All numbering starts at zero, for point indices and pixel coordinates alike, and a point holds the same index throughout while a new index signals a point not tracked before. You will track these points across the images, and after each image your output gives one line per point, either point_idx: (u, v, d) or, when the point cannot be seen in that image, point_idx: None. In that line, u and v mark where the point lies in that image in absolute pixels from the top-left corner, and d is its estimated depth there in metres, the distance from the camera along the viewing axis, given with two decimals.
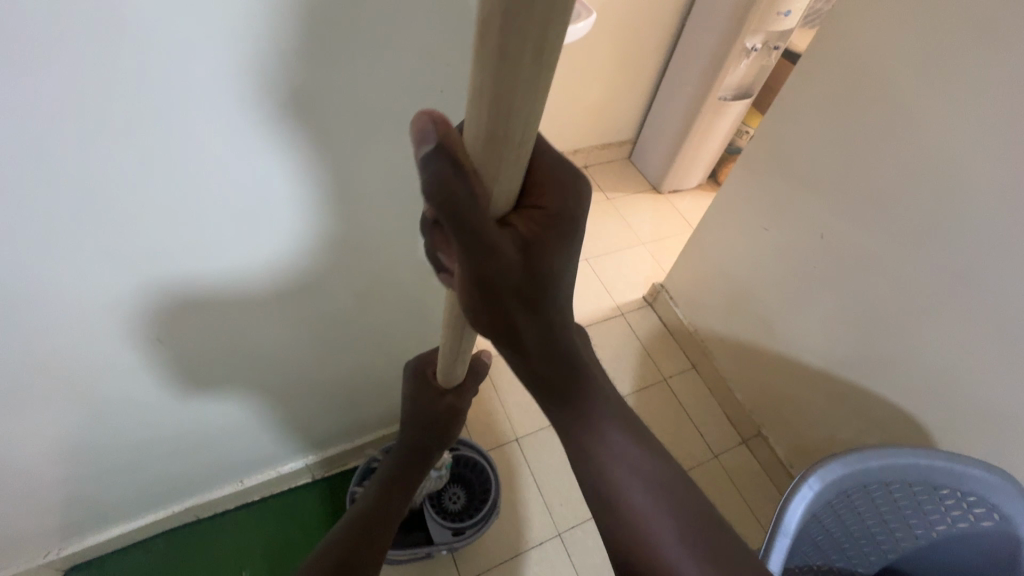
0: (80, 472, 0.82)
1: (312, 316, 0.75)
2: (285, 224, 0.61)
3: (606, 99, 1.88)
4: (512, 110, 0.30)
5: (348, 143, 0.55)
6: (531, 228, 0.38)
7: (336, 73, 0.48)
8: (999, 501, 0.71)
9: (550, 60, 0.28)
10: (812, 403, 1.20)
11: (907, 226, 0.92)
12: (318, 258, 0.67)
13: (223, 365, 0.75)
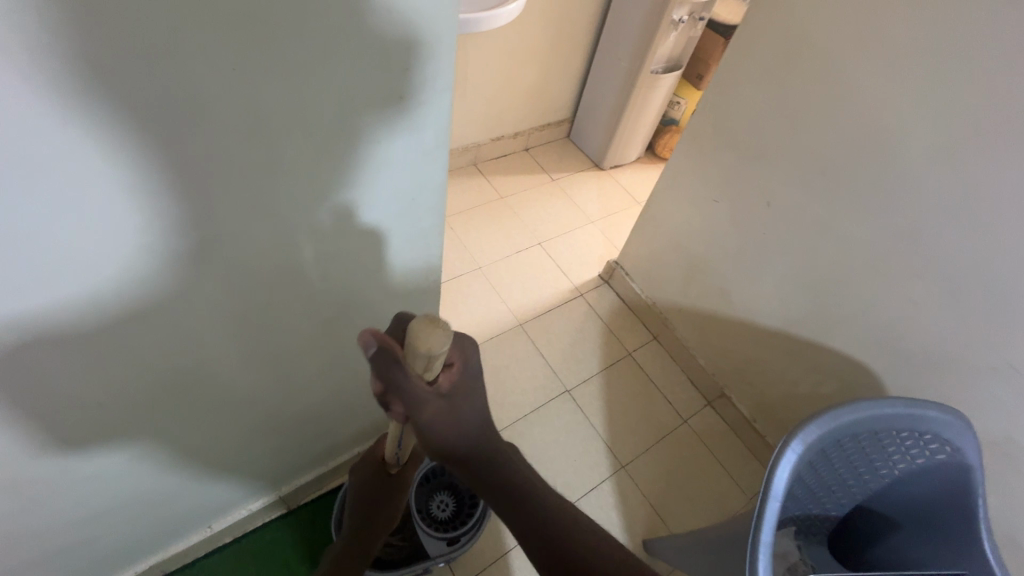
0: (15, 558, 0.72)
1: (262, 346, 0.70)
2: (145, 254, 0.48)
3: (541, 80, 1.85)
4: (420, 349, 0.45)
5: (284, 168, 0.49)
6: (449, 382, 0.52)
7: (250, 88, 0.42)
8: (952, 435, 0.78)
9: (439, 339, 0.45)
10: (769, 362, 1.27)
11: (846, 189, 0.97)
12: (235, 288, 0.58)
13: (171, 414, 0.69)
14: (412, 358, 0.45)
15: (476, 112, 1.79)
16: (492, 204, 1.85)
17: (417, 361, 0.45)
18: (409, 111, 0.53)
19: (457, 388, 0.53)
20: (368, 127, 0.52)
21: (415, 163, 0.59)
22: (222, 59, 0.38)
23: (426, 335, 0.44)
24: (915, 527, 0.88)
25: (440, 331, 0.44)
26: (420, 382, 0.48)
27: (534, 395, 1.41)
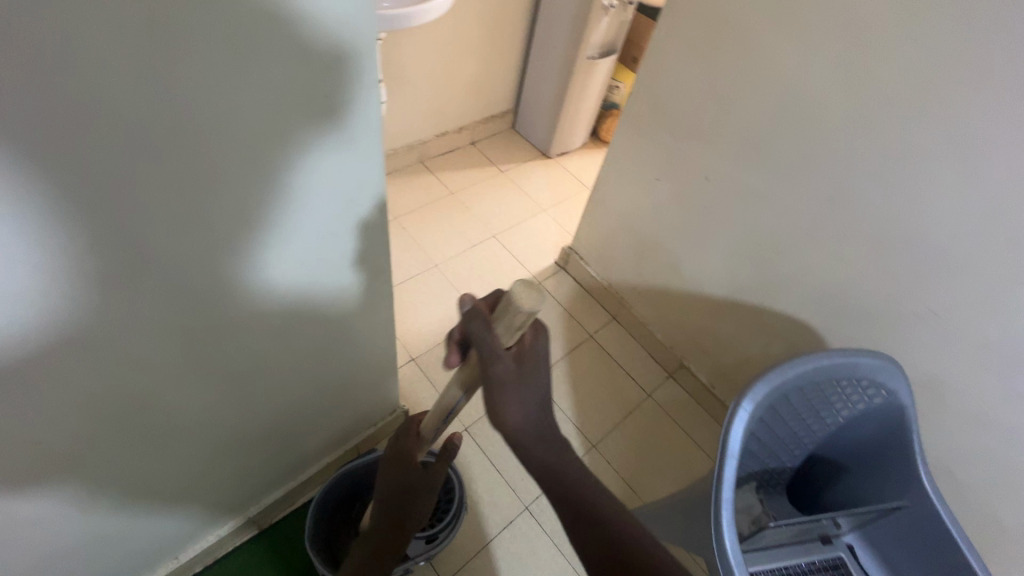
0: None
1: (209, 366, 0.67)
2: (65, 287, 0.46)
3: (480, 72, 1.84)
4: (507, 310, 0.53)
5: (207, 184, 0.48)
6: (524, 354, 0.58)
7: (154, 107, 0.40)
8: (886, 379, 0.84)
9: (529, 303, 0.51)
10: (721, 330, 1.32)
11: (775, 159, 1.02)
12: (171, 311, 0.56)
13: (116, 445, 0.66)
14: (501, 315, 0.53)
15: (418, 109, 1.77)
16: (442, 200, 1.83)
17: (508, 315, 0.53)
18: (336, 111, 0.52)
19: (530, 362, 0.59)
20: (294, 130, 0.50)
21: (350, 164, 0.58)
22: (117, 80, 0.37)
23: (523, 293, 0.52)
24: (862, 467, 0.95)
25: (535, 293, 0.52)
26: (501, 339, 0.55)
27: None
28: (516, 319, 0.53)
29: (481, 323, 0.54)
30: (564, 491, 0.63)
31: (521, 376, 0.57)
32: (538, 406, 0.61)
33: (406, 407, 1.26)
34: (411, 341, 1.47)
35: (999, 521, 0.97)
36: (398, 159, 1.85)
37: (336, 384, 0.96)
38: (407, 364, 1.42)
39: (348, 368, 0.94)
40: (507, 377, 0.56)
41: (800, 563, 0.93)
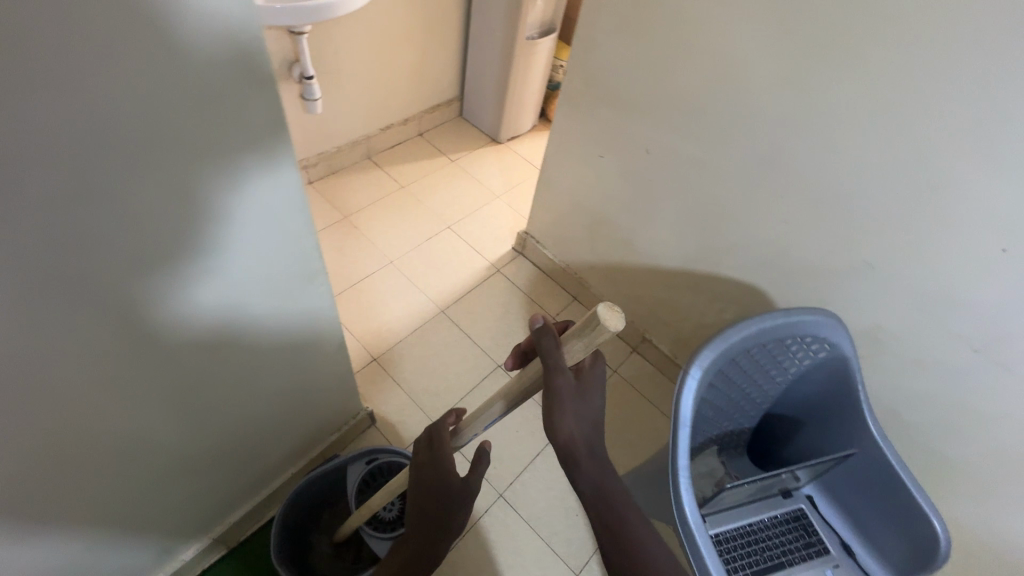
0: None
1: (139, 392, 0.64)
2: None
3: (419, 60, 1.80)
4: (583, 332, 0.55)
5: (87, 209, 0.43)
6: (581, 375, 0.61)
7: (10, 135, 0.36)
8: (827, 332, 0.87)
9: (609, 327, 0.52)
10: (677, 301, 1.34)
11: (710, 126, 1.02)
12: (78, 345, 0.52)
13: (45, 486, 0.62)
14: (578, 336, 0.55)
15: (358, 103, 1.72)
16: (394, 195, 1.80)
17: (588, 333, 0.53)
18: (227, 112, 0.47)
19: (586, 383, 0.61)
20: (182, 138, 0.45)
21: (264, 181, 0.55)
22: None
23: (609, 314, 0.51)
24: (817, 421, 0.97)
25: (618, 316, 0.51)
26: (566, 357, 0.57)
27: (467, 377, 1.42)
28: (594, 338, 0.53)
29: (552, 341, 0.55)
30: (602, 497, 0.65)
31: (578, 393, 0.59)
32: (592, 424, 0.61)
33: (369, 409, 1.24)
34: (370, 341, 1.45)
35: (947, 459, 1.01)
36: (343, 157, 1.80)
37: (288, 395, 0.93)
38: (369, 364, 1.40)
39: (299, 377, 0.91)
40: (570, 392, 0.57)
41: (764, 518, 0.95)
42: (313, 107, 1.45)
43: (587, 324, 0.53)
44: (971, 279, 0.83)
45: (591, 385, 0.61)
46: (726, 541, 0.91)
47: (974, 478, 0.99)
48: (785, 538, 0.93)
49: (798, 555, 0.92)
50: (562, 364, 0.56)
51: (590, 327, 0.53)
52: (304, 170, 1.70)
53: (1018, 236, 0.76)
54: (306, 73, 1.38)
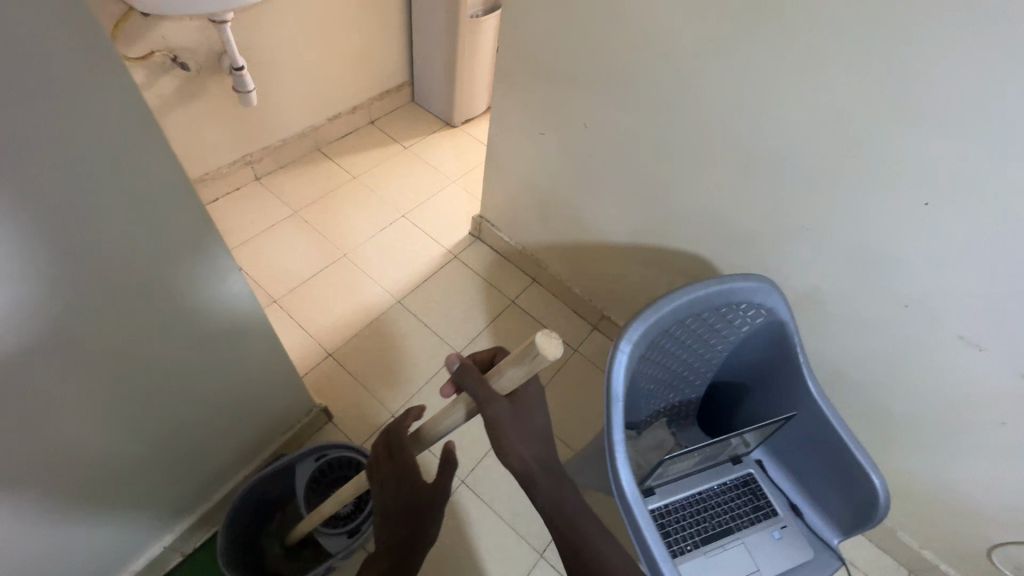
0: None
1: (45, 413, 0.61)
2: None
3: (362, 45, 1.74)
4: (519, 361, 0.51)
5: None
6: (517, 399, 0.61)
7: None
8: (762, 299, 0.86)
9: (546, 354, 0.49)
10: (630, 276, 1.33)
11: (643, 96, 1.00)
12: None
13: None
14: (516, 366, 0.52)
15: (300, 92, 1.66)
16: (346, 186, 1.76)
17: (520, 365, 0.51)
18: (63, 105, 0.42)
19: (523, 408, 0.62)
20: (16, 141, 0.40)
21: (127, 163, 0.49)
22: None
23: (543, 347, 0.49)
24: (760, 388, 0.98)
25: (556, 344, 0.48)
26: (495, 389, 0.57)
27: (426, 366, 1.40)
28: (530, 369, 0.52)
29: (473, 377, 0.56)
30: (558, 514, 0.69)
31: (517, 419, 0.60)
32: (539, 445, 0.64)
33: (322, 405, 1.22)
34: (325, 337, 1.42)
35: (890, 414, 1.03)
36: (291, 150, 1.74)
37: (223, 398, 0.90)
38: (325, 360, 1.38)
39: (233, 379, 0.89)
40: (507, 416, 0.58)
41: (713, 486, 0.96)
42: (248, 99, 1.40)
43: (516, 356, 0.52)
44: (899, 234, 0.83)
45: (529, 407, 0.62)
46: (672, 511, 0.93)
47: (917, 431, 1.01)
48: (733, 504, 0.95)
49: (747, 518, 0.93)
50: (493, 395, 0.57)
51: (520, 359, 0.51)
52: (249, 166, 1.65)
53: (939, 188, 0.76)
54: (236, 65, 1.33)
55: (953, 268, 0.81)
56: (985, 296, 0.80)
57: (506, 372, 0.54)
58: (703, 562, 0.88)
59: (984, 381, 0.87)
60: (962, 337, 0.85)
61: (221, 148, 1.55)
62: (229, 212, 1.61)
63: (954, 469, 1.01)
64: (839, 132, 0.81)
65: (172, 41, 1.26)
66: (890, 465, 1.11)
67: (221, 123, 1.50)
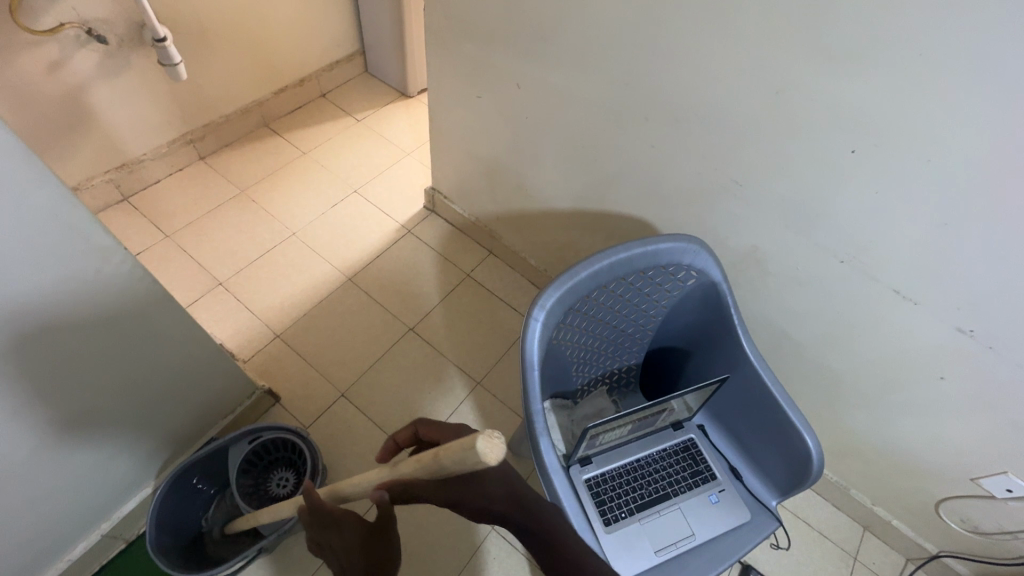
0: None
1: None
2: None
3: (302, 12, 1.65)
4: (440, 456, 0.43)
5: None
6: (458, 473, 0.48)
7: None
8: (690, 260, 0.84)
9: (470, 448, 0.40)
10: (579, 244, 1.30)
11: (570, 51, 0.95)
12: None
13: None
14: (442, 464, 0.42)
15: (239, 65, 1.59)
16: (295, 162, 1.70)
17: (455, 468, 0.42)
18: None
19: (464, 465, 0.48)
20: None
21: None
22: None
23: (482, 449, 0.40)
24: (698, 353, 0.95)
25: (497, 443, 0.41)
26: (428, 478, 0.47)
27: (377, 344, 1.38)
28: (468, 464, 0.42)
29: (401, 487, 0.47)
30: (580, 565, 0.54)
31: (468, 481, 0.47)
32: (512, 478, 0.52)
33: (264, 387, 1.20)
34: (273, 318, 1.39)
35: (835, 373, 1.01)
36: (235, 126, 1.68)
37: (137, 381, 0.90)
38: (272, 342, 1.35)
39: (145, 360, 0.89)
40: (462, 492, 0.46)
41: (651, 453, 0.94)
42: (176, 73, 1.33)
43: (446, 458, 0.42)
44: (829, 185, 0.79)
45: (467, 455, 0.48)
46: (610, 479, 0.91)
47: (861, 389, 1.00)
48: (672, 469, 0.94)
49: (684, 484, 0.92)
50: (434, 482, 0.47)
51: (452, 461, 0.41)
52: (191, 144, 1.59)
53: (863, 134, 0.71)
54: (157, 35, 1.26)
55: (884, 220, 0.77)
56: (916, 247, 0.76)
57: (435, 470, 0.44)
58: (637, 528, 0.87)
59: (919, 335, 0.84)
60: (897, 291, 0.82)
61: (156, 126, 1.49)
62: (172, 194, 1.56)
63: (897, 425, 0.99)
64: (762, 79, 0.76)
65: (84, 11, 1.18)
66: (839, 424, 1.09)
67: (152, 100, 1.43)
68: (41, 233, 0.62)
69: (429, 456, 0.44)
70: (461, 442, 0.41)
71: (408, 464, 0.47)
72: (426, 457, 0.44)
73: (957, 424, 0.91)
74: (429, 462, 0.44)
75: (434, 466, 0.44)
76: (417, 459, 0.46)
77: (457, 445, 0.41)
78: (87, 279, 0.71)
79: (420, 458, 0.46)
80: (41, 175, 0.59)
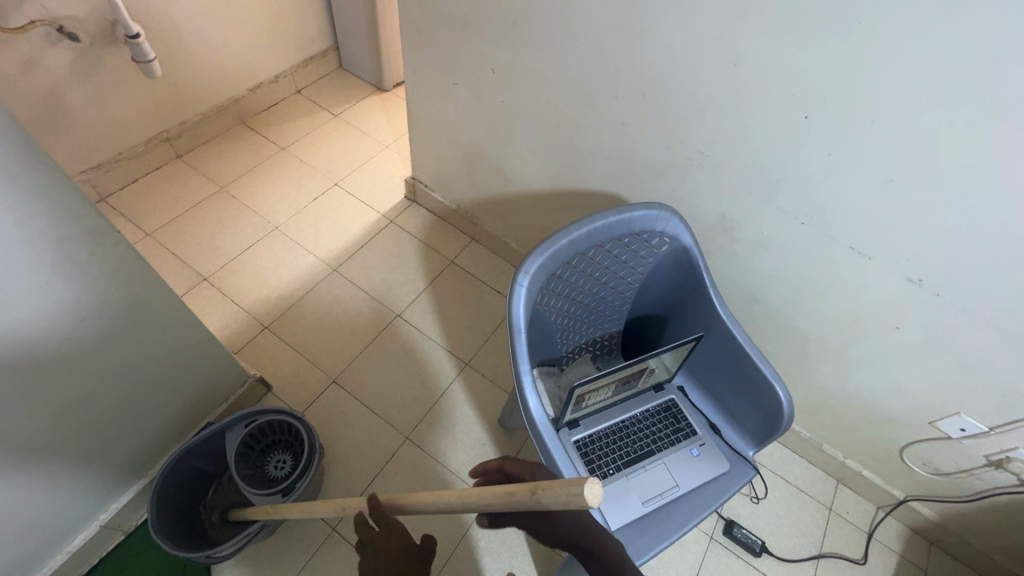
0: None
1: None
2: None
3: (273, 7, 1.66)
4: (533, 496, 0.48)
5: None
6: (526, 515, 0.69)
7: None
8: (662, 227, 0.89)
9: (574, 493, 0.44)
10: (558, 224, 1.34)
11: (542, 34, 0.98)
12: None
13: None
14: (534, 503, 0.48)
15: (213, 62, 1.59)
16: (274, 158, 1.71)
17: (557, 505, 0.46)
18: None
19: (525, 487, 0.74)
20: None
21: None
22: None
23: (588, 492, 0.44)
24: (675, 317, 1.01)
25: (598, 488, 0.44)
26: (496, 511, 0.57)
27: (364, 331, 1.40)
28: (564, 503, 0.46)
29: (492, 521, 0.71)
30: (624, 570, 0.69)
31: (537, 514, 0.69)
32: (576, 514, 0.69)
33: (256, 375, 1.22)
34: (261, 310, 1.41)
35: (802, 331, 1.07)
36: (211, 124, 1.68)
37: (128, 368, 0.90)
38: (261, 333, 1.36)
39: (138, 345, 0.89)
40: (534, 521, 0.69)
41: (635, 414, 1.00)
42: (151, 69, 1.34)
43: (550, 494, 0.46)
44: (787, 150, 0.85)
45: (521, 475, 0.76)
46: (598, 439, 0.96)
47: (826, 345, 1.06)
48: (655, 427, 0.99)
49: (667, 440, 0.98)
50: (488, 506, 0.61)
51: (555, 499, 0.45)
52: (168, 143, 1.59)
53: (815, 100, 0.77)
54: (130, 32, 1.27)
55: (837, 180, 0.83)
56: (868, 203, 0.83)
57: (533, 504, 0.48)
58: (625, 483, 0.92)
59: (875, 288, 0.91)
60: (852, 247, 0.89)
61: (131, 124, 1.48)
62: (150, 192, 1.55)
63: (860, 376, 1.07)
64: (721, 54, 0.81)
65: (54, 9, 1.18)
66: (809, 382, 1.16)
67: (126, 97, 1.43)
68: (36, 216, 0.64)
69: (526, 492, 0.49)
70: (567, 484, 0.45)
71: (497, 493, 0.52)
72: (522, 492, 0.49)
73: (914, 371, 0.98)
74: (523, 497, 0.49)
75: (534, 501, 0.48)
76: (507, 492, 0.51)
77: (565, 488, 0.44)
78: (77, 261, 0.72)
79: (513, 493, 0.50)
80: (34, 157, 0.60)
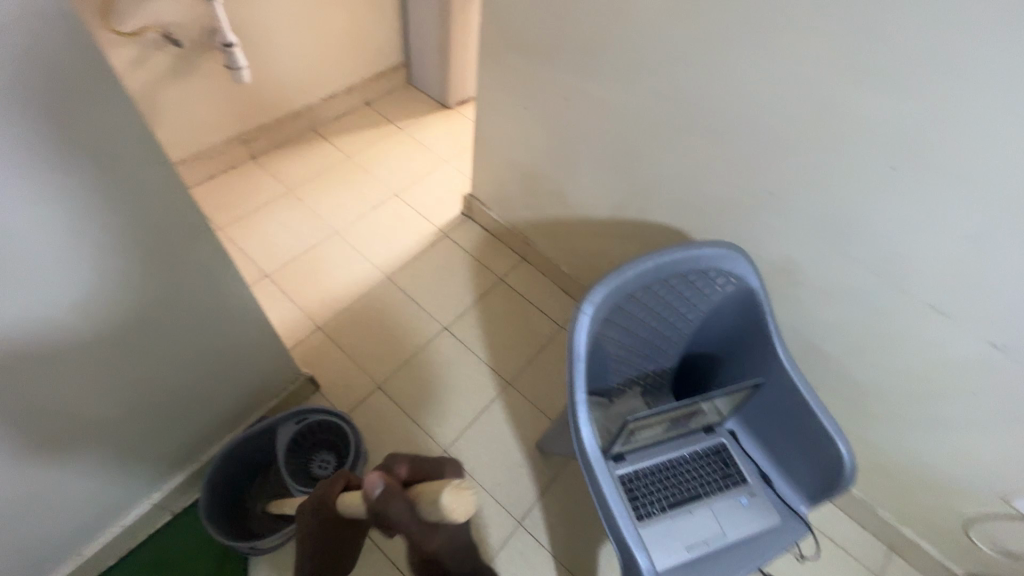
0: None
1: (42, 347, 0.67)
2: None
3: (354, 24, 1.75)
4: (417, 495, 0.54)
5: None
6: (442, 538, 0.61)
7: None
8: (729, 266, 0.87)
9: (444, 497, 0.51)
10: (614, 252, 1.34)
11: (618, 67, 1.00)
12: None
13: None
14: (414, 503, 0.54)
15: (293, 73, 1.68)
16: (339, 165, 1.78)
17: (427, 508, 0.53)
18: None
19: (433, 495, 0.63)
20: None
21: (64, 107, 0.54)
22: None
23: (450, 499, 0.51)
24: (732, 359, 0.98)
25: (462, 497, 0.52)
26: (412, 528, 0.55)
27: (411, 341, 1.43)
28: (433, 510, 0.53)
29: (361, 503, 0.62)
30: None
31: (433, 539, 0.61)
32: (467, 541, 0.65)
33: (306, 374, 1.25)
34: (315, 310, 1.46)
35: (866, 386, 1.03)
36: (285, 129, 1.77)
37: (197, 356, 0.95)
38: (313, 333, 1.40)
39: (209, 336, 0.94)
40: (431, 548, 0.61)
41: (683, 454, 0.97)
42: (240, 76, 1.42)
43: (426, 495, 0.53)
44: (867, 200, 0.83)
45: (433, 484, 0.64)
46: (643, 476, 0.94)
47: (892, 404, 1.01)
48: (703, 470, 0.96)
49: (716, 485, 0.94)
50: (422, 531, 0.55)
51: (428, 498, 0.53)
52: (244, 145, 1.69)
53: (903, 153, 0.75)
54: (226, 41, 1.35)
55: (920, 234, 0.80)
56: (954, 262, 0.79)
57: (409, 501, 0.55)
58: (669, 525, 0.90)
59: (952, 350, 0.86)
60: (931, 305, 0.85)
61: (215, 125, 1.58)
62: (223, 190, 1.64)
63: (927, 441, 1.01)
64: (804, 99, 0.80)
65: (164, 17, 1.29)
66: (868, 440, 1.11)
67: (214, 100, 1.53)
68: (145, 211, 0.69)
69: (403, 493, 0.55)
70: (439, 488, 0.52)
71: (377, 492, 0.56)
72: (403, 489, 0.56)
73: (989, 442, 0.92)
74: (401, 491, 0.56)
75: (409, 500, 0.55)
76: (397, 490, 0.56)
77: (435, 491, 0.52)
78: (171, 254, 0.77)
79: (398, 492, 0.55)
80: (153, 158, 0.66)
